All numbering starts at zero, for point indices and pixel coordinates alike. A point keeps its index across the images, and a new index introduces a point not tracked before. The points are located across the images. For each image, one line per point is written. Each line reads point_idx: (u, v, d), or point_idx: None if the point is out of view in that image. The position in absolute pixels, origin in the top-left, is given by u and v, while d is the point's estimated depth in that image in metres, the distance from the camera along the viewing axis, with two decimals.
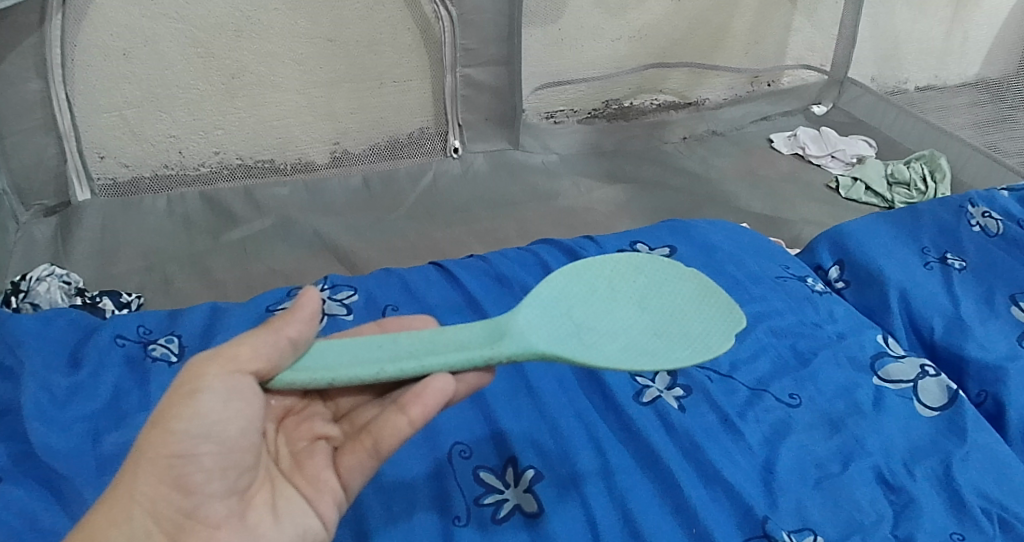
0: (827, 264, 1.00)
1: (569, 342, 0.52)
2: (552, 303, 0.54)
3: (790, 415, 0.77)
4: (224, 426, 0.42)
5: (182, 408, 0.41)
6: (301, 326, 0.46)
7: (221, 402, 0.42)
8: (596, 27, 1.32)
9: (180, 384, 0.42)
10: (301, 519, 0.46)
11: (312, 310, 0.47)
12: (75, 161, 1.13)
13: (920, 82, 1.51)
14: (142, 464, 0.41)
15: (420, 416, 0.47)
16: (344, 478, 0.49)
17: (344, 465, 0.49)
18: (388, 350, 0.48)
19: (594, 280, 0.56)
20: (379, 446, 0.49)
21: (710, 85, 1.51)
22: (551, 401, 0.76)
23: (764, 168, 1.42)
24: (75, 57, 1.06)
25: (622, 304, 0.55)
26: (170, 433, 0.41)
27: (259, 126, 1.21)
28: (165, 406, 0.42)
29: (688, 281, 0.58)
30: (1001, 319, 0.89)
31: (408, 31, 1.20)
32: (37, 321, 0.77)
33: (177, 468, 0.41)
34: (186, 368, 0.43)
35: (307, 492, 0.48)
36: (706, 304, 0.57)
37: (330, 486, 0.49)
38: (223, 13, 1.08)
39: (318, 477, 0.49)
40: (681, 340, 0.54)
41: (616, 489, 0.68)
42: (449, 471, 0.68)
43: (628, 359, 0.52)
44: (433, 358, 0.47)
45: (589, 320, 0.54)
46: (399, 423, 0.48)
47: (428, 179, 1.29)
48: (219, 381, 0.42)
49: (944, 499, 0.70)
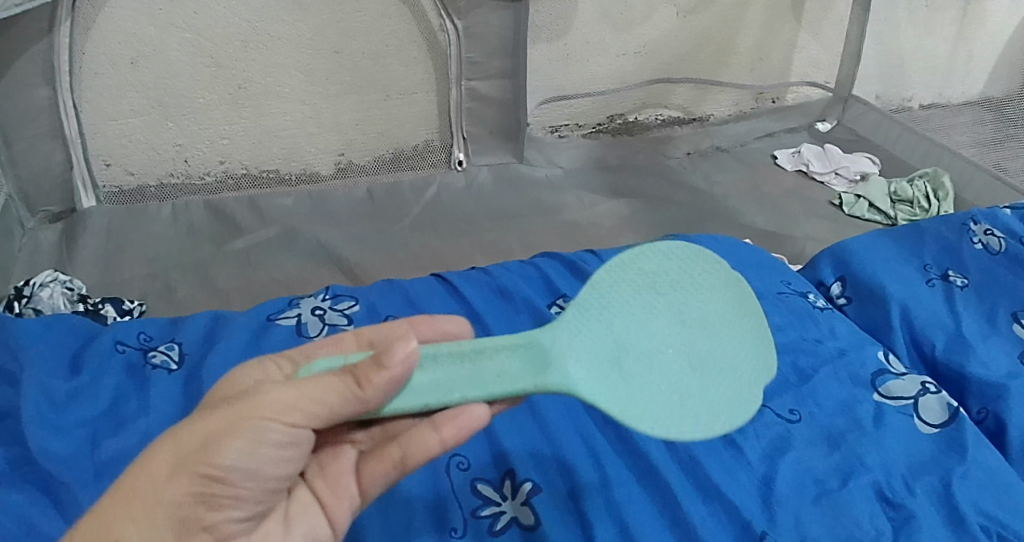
0: (828, 280, 1.00)
1: (608, 366, 0.48)
2: (593, 312, 0.49)
3: (790, 431, 0.76)
4: (274, 465, 0.39)
5: (243, 442, 0.38)
6: (381, 387, 0.39)
7: (278, 446, 0.39)
8: (602, 42, 1.33)
9: (246, 411, 0.38)
10: (314, 526, 0.43)
11: (400, 374, 0.39)
12: (81, 169, 1.14)
13: (924, 100, 1.53)
14: (175, 466, 0.37)
15: (453, 438, 0.43)
16: (364, 486, 0.45)
17: (367, 472, 0.45)
18: (426, 373, 0.43)
19: (638, 283, 0.51)
20: (409, 459, 0.44)
21: (715, 101, 1.51)
22: (550, 414, 0.76)
23: (768, 185, 1.42)
24: (84, 65, 1.07)
25: (667, 320, 0.50)
26: (219, 457, 0.37)
27: (265, 136, 1.21)
28: (226, 426, 0.38)
29: (736, 296, 0.54)
30: (1002, 336, 0.88)
31: (415, 44, 1.21)
32: (39, 326, 0.77)
33: (214, 489, 0.37)
34: (254, 390, 0.39)
35: (324, 497, 0.44)
36: (750, 331, 0.53)
37: (348, 493, 0.44)
38: (229, 23, 1.09)
39: (338, 483, 0.44)
40: (723, 375, 0.51)
41: (614, 503, 0.68)
42: (447, 484, 0.68)
43: (668, 398, 0.48)
44: (478, 388, 0.43)
45: (631, 336, 0.49)
46: (430, 441, 0.43)
47: (431, 192, 1.29)
48: (287, 430, 0.38)
49: (944, 516, 0.69)
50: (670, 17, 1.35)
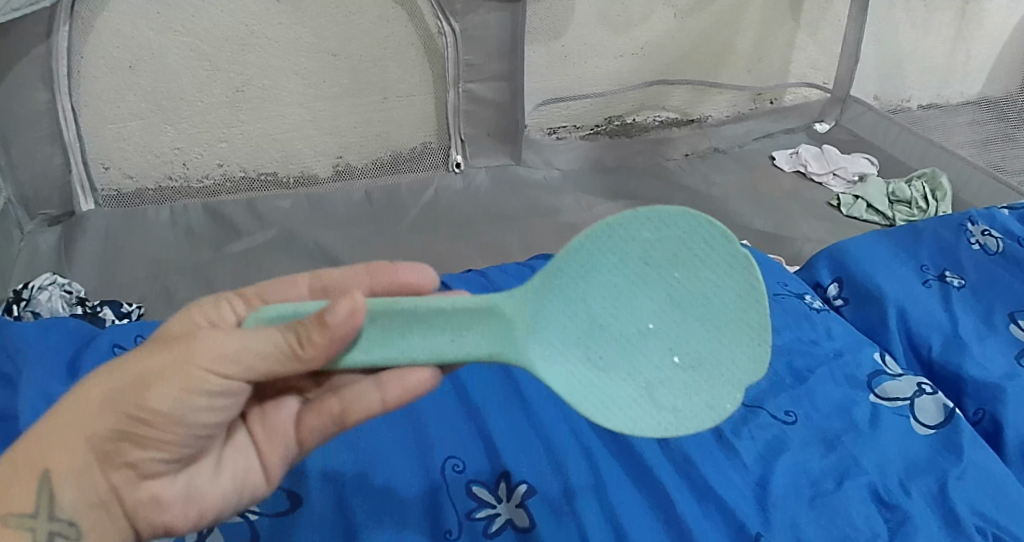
0: (825, 281, 0.99)
1: (573, 344, 0.48)
2: (569, 281, 0.47)
3: (786, 432, 0.76)
4: (202, 414, 0.43)
5: (171, 390, 0.41)
6: (322, 348, 0.41)
7: (207, 397, 0.42)
8: (600, 44, 1.33)
9: (183, 355, 0.42)
10: (242, 471, 0.48)
11: (345, 327, 0.41)
12: (80, 173, 1.14)
13: (922, 100, 1.52)
14: (104, 404, 0.42)
15: (396, 399, 0.47)
16: (301, 435, 0.50)
17: (305, 423, 0.50)
18: (385, 336, 0.44)
19: (626, 253, 0.47)
20: (347, 415, 0.48)
21: (713, 103, 1.51)
22: (546, 417, 0.75)
23: (767, 186, 1.42)
24: (82, 69, 1.08)
25: (651, 294, 0.47)
26: (145, 403, 0.41)
27: (262, 139, 1.22)
28: (158, 370, 0.41)
29: (738, 278, 0.47)
30: (1000, 337, 0.88)
31: (412, 46, 1.21)
32: (37, 329, 0.78)
33: (137, 430, 0.42)
34: (194, 335, 0.42)
35: (260, 442, 0.49)
36: (746, 321, 0.48)
37: (284, 440, 0.49)
38: (227, 27, 1.10)
39: (277, 428, 0.49)
40: (700, 364, 0.48)
41: (608, 505, 0.68)
42: (441, 483, 0.68)
43: (632, 383, 0.48)
44: (432, 352, 0.45)
45: (605, 309, 0.47)
46: (371, 399, 0.47)
47: (429, 194, 1.29)
48: (218, 383, 0.42)
49: (939, 518, 0.69)
50: (667, 19, 1.35)
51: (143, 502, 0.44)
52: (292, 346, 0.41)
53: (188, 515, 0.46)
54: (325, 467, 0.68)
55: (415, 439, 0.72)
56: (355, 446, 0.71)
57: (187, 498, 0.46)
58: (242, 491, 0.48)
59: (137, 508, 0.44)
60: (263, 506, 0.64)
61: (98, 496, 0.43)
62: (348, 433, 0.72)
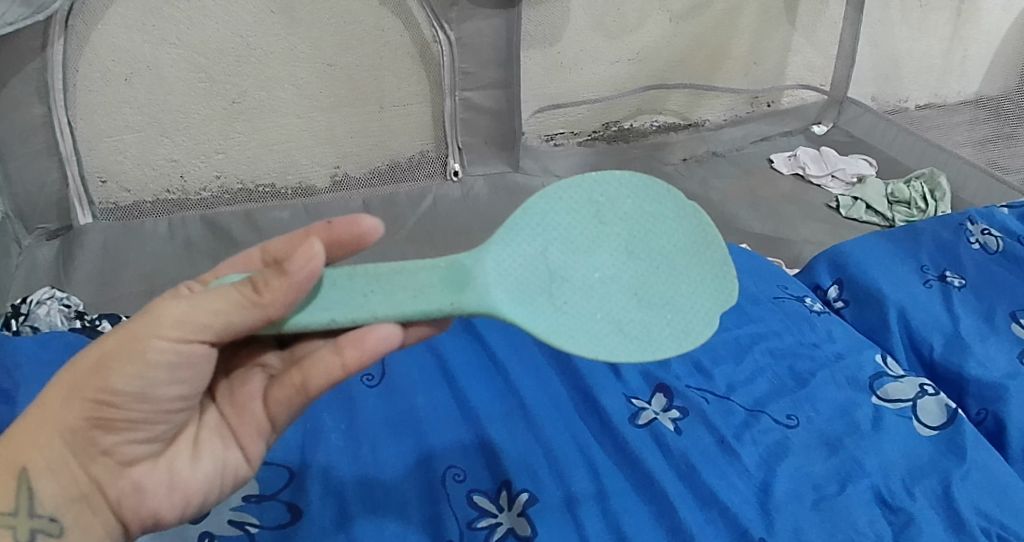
0: (825, 283, 0.99)
1: (537, 292, 0.49)
2: (527, 235, 0.50)
3: (787, 437, 0.75)
4: (163, 388, 0.47)
5: (129, 367, 0.44)
6: (281, 290, 0.43)
7: (168, 369, 0.46)
8: (595, 51, 1.34)
9: (137, 331, 0.45)
10: (222, 452, 0.52)
11: (300, 277, 0.43)
12: (75, 185, 1.14)
13: (920, 101, 1.53)
14: (67, 396, 0.45)
15: (354, 361, 0.48)
16: (269, 410, 0.52)
17: (272, 398, 0.52)
18: (343, 292, 0.47)
19: (581, 206, 0.50)
20: (308, 387, 0.50)
21: (710, 107, 1.51)
22: (546, 424, 0.75)
23: (765, 189, 1.41)
24: (77, 83, 1.08)
25: (609, 244, 0.50)
26: (106, 386, 0.45)
27: (260, 150, 1.22)
28: (113, 350, 0.45)
29: (685, 221, 0.52)
30: (1001, 336, 0.87)
31: (408, 55, 1.21)
32: (35, 344, 0.78)
33: (105, 414, 0.46)
34: (148, 311, 0.45)
35: (234, 422, 0.53)
36: (700, 261, 0.52)
37: (254, 417, 0.53)
38: (222, 38, 1.10)
39: (246, 406, 0.53)
40: (666, 303, 0.51)
41: (610, 512, 0.67)
42: (442, 495, 0.67)
43: (603, 322, 0.49)
44: (395, 302, 0.46)
45: (567, 259, 0.50)
46: (332, 364, 0.48)
47: (428, 203, 1.29)
48: (175, 351, 0.45)
49: (944, 521, 0.68)
50: (664, 23, 1.35)
51: (126, 491, 0.49)
52: (252, 293, 0.43)
53: (174, 501, 0.50)
54: (325, 477, 0.68)
55: (416, 449, 0.72)
56: (357, 458, 0.71)
57: (170, 484, 0.50)
58: (227, 470, 0.52)
59: (121, 497, 0.49)
60: (263, 519, 0.64)
61: (79, 491, 0.47)
62: (348, 444, 0.72)
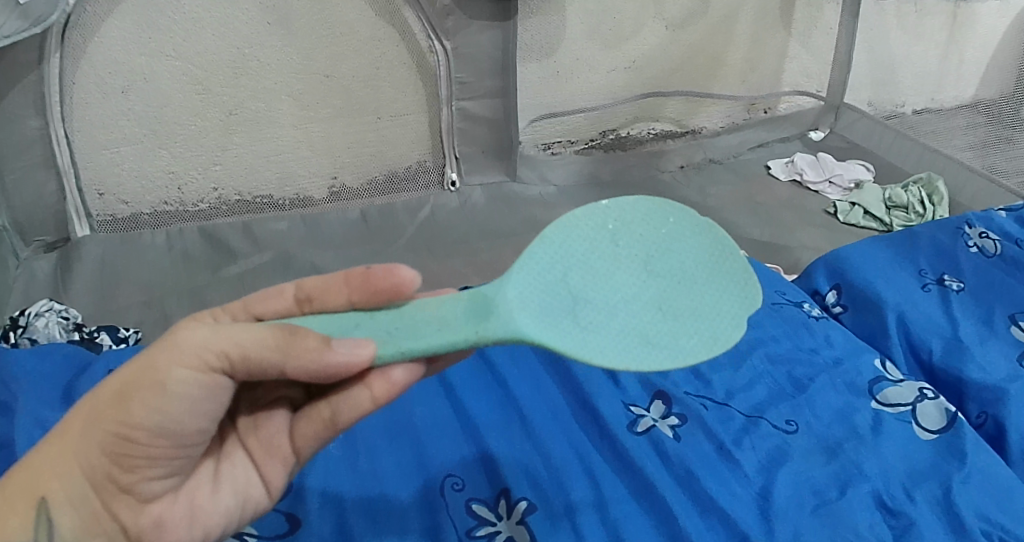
0: (823, 288, 0.98)
1: (561, 315, 0.48)
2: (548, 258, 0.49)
3: (787, 442, 0.75)
4: (188, 421, 0.44)
5: (151, 399, 0.42)
6: None
7: (188, 401, 0.43)
8: (591, 60, 1.34)
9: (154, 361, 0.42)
10: (245, 485, 0.50)
11: None
12: (75, 199, 1.14)
13: (917, 106, 1.53)
14: (88, 428, 0.43)
15: (383, 394, 0.47)
16: (296, 443, 0.51)
17: (299, 433, 0.51)
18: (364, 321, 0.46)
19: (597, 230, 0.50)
20: (337, 420, 0.49)
21: (707, 114, 1.52)
22: (546, 435, 0.74)
23: (762, 195, 1.41)
24: (75, 96, 1.08)
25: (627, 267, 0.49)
26: (128, 420, 0.42)
27: (258, 161, 1.22)
28: (132, 381, 0.42)
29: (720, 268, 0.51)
30: (1001, 339, 0.87)
31: (404, 66, 1.22)
32: (32, 356, 0.78)
33: (127, 449, 0.43)
34: (171, 335, 0.43)
35: (258, 455, 0.51)
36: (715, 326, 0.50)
37: (281, 452, 0.51)
38: (220, 50, 1.11)
39: (272, 442, 0.51)
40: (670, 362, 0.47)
41: (610, 520, 0.67)
42: (441, 503, 0.67)
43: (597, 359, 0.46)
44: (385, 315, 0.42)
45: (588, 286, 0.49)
46: (362, 399, 0.47)
47: (427, 212, 1.28)
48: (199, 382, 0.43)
49: (944, 524, 0.67)
50: (659, 31, 1.36)
51: (146, 527, 0.45)
52: None
53: (195, 535, 0.47)
54: (325, 488, 0.67)
55: (415, 459, 0.71)
56: (357, 469, 0.70)
57: (191, 518, 0.47)
58: (245, 507, 0.50)
59: (143, 535, 0.45)
60: (261, 528, 0.63)
61: (100, 527, 0.45)
62: (348, 455, 0.71)
